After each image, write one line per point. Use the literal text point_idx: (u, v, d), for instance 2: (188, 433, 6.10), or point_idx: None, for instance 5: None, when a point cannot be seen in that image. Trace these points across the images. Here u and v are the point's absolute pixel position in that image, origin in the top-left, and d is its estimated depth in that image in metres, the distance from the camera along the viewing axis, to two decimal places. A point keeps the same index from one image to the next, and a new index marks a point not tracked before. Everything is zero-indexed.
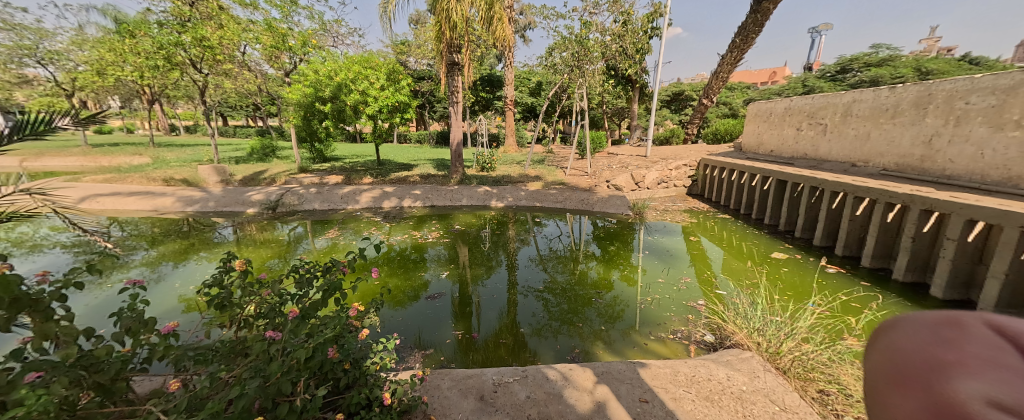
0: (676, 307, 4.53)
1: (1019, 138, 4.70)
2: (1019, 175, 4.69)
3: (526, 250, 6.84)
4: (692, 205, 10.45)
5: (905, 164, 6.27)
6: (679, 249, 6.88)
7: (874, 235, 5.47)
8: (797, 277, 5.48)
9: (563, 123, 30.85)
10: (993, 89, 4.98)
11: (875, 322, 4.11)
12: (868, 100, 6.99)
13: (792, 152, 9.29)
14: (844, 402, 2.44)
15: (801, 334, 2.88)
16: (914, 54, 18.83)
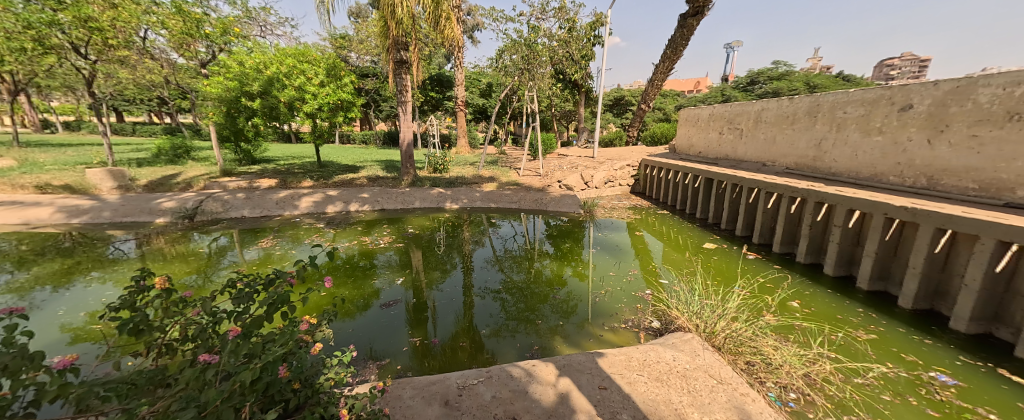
0: (626, 298, 4.83)
1: (881, 142, 5.78)
2: (882, 172, 5.74)
3: (482, 251, 6.82)
4: (635, 202, 11.20)
5: (802, 163, 7.36)
6: (625, 244, 7.34)
7: (782, 225, 6.34)
8: (725, 265, 6.15)
9: (514, 125, 31.29)
10: (862, 101, 6.04)
11: (786, 299, 4.78)
12: (774, 108, 8.08)
13: (717, 153, 10.41)
14: (765, 369, 2.83)
15: (730, 314, 3.24)
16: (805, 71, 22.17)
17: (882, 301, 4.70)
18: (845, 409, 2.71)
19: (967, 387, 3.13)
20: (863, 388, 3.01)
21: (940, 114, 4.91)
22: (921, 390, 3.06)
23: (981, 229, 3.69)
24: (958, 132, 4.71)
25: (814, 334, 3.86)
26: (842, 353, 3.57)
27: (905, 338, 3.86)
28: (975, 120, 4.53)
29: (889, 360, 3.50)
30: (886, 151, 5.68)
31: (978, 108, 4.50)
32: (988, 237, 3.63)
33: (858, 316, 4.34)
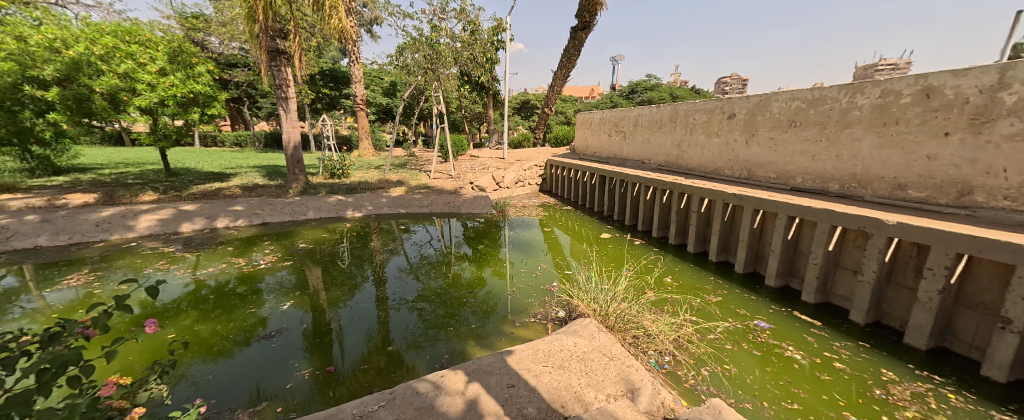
0: (536, 292, 5.08)
1: (718, 143, 7.25)
2: (720, 167, 7.21)
3: (397, 259, 6.41)
4: (543, 200, 11.85)
5: (668, 161, 8.80)
6: (536, 240, 7.72)
7: (659, 213, 7.49)
8: (618, 251, 6.98)
9: (423, 126, 30.17)
10: (705, 110, 7.51)
11: (662, 276, 5.68)
12: (648, 114, 9.47)
13: (607, 153, 11.72)
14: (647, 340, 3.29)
15: (619, 296, 3.68)
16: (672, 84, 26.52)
17: (725, 269, 5.94)
18: (702, 362, 3.38)
19: (777, 328, 4.17)
20: (714, 342, 3.80)
21: (752, 121, 6.40)
22: (750, 336, 3.97)
23: (779, 208, 4.95)
24: (764, 135, 6.22)
25: (681, 303, 4.69)
26: (701, 316, 4.41)
27: (740, 297, 4.95)
28: (772, 126, 6.03)
29: (730, 316, 4.44)
30: (722, 150, 7.15)
31: (774, 117, 6.01)
32: (784, 213, 4.89)
33: (711, 284, 5.40)
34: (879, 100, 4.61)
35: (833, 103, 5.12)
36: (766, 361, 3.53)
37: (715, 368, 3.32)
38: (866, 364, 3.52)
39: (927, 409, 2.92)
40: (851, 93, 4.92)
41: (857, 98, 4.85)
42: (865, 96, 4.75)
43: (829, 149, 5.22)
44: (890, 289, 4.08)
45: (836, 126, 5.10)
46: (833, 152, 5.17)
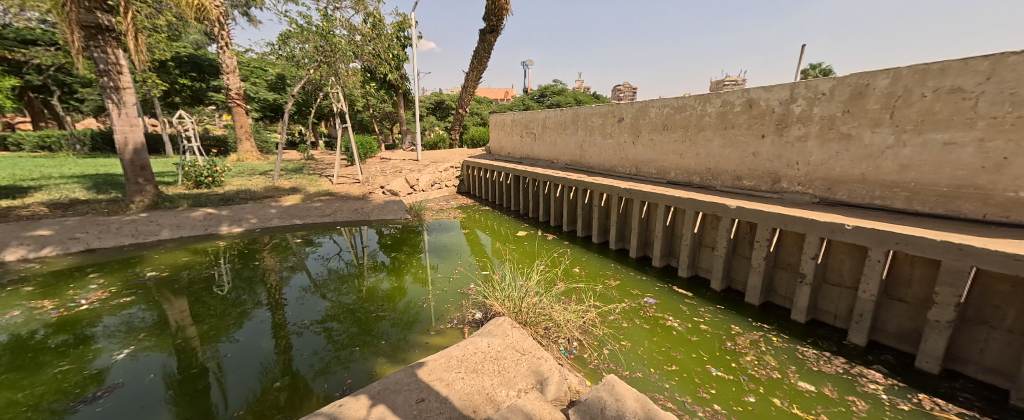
0: (453, 297, 4.97)
1: (612, 144, 8.10)
2: (615, 165, 8.07)
3: (300, 276, 5.61)
4: (460, 202, 11.67)
5: (573, 160, 9.52)
6: (454, 243, 7.56)
7: (567, 209, 8.07)
8: (532, 247, 7.31)
9: (324, 126, 27.12)
10: (600, 113, 8.33)
11: (571, 266, 6.16)
12: (553, 116, 10.08)
13: (520, 154, 12.13)
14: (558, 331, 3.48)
15: (531, 291, 3.85)
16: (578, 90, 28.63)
17: (622, 255, 6.73)
18: (603, 343, 3.84)
19: (661, 302, 4.88)
20: (612, 323, 4.30)
21: (637, 124, 7.33)
22: (641, 312, 4.59)
23: (660, 199, 5.79)
24: (646, 136, 7.17)
25: (587, 290, 5.16)
26: (603, 300, 4.91)
27: (634, 279, 5.67)
28: (652, 128, 7.00)
29: (626, 297, 5.05)
30: (615, 150, 8.02)
31: (652, 121, 6.97)
32: (662, 204, 5.75)
33: (612, 270, 6.04)
34: (721, 108, 5.74)
35: (693, 110, 6.19)
36: (652, 333, 4.13)
37: (614, 346, 3.80)
38: (721, 323, 4.36)
39: (760, 352, 3.77)
40: (703, 102, 6.02)
41: (709, 107, 5.94)
42: (713, 104, 5.86)
43: (692, 148, 6.28)
44: (736, 260, 5.13)
45: (696, 129, 6.17)
46: (695, 151, 6.23)
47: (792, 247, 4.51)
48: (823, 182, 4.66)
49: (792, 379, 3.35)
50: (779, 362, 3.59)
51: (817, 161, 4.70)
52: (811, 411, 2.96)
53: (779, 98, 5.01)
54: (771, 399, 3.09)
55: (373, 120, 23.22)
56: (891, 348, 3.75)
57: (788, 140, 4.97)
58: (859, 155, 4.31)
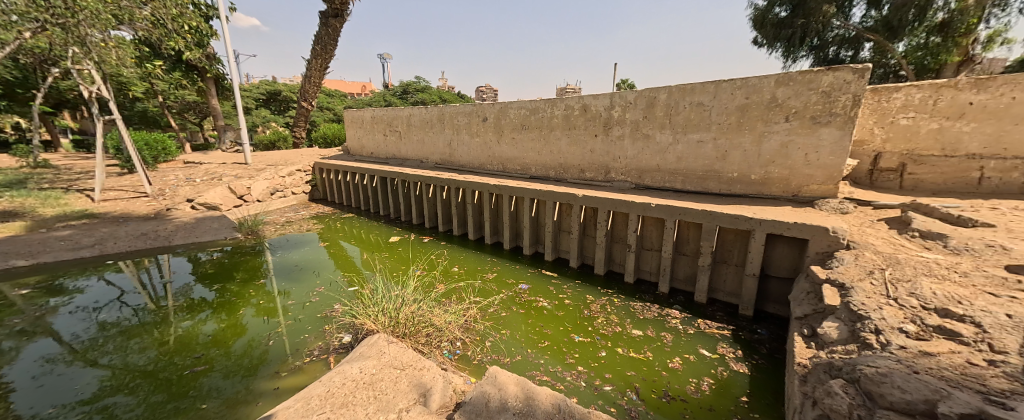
0: (311, 324, 4.27)
1: (478, 142, 8.35)
2: (483, 163, 8.33)
3: (40, 345, 3.81)
4: (315, 211, 10.08)
5: (442, 159, 9.39)
6: (309, 261, 6.45)
7: (440, 209, 7.97)
8: (407, 252, 6.93)
9: (82, 119, 19.10)
10: (465, 113, 8.47)
11: (449, 266, 6.14)
12: (418, 114, 9.72)
13: (384, 154, 11.25)
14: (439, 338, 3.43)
15: (408, 300, 3.63)
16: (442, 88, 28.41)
17: (497, 248, 7.09)
18: (485, 336, 4.01)
19: (532, 287, 5.36)
20: (491, 315, 4.50)
21: (499, 124, 7.76)
22: (517, 299, 4.94)
23: (524, 192, 6.33)
24: (508, 135, 7.67)
25: (464, 288, 5.22)
26: (482, 295, 5.07)
27: (509, 269, 6.06)
28: (513, 128, 7.53)
29: (502, 287, 5.34)
30: (481, 149, 8.30)
31: (512, 121, 7.50)
32: (527, 196, 6.29)
33: (487, 264, 6.28)
34: (565, 111, 6.62)
35: (544, 112, 6.93)
36: (527, 316, 4.52)
37: (495, 337, 4.00)
38: (579, 295, 5.09)
39: (607, 313, 4.57)
40: (551, 106, 6.81)
41: (556, 108, 6.75)
42: (558, 108, 6.70)
43: (546, 146, 7.05)
44: (585, 240, 6.05)
45: (548, 129, 6.96)
46: (549, 148, 7.01)
47: (622, 224, 5.60)
48: (636, 172, 5.98)
49: (629, 330, 4.18)
50: (621, 318, 4.42)
51: (632, 156, 5.97)
52: (641, 351, 3.76)
53: (604, 104, 6.10)
54: (616, 350, 3.78)
55: (174, 112, 17.64)
56: (683, 290, 5.12)
57: (612, 139, 6.13)
58: (648, 149, 5.79)
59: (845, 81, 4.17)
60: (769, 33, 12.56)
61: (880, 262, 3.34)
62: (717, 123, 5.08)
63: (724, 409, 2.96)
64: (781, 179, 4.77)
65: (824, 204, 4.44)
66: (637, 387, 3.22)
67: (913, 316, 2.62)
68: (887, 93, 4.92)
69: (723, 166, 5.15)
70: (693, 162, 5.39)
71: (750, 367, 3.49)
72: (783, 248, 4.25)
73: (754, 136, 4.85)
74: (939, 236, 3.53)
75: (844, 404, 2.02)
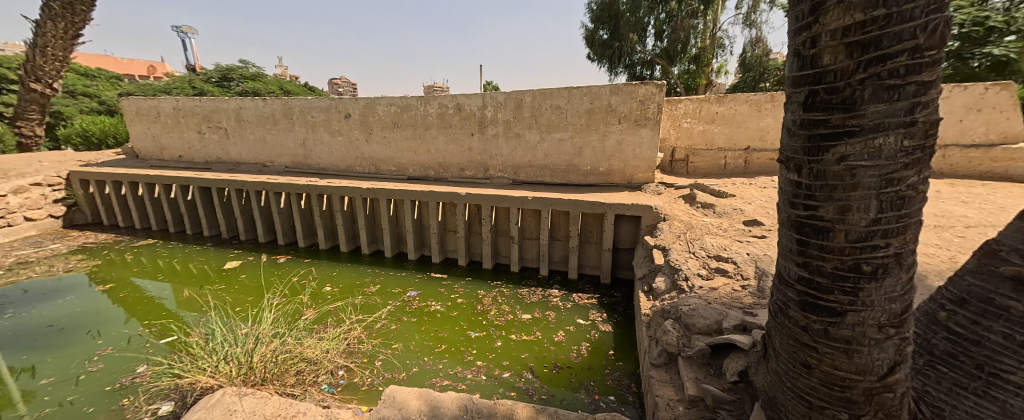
0: (99, 400, 3.19)
1: (341, 141, 7.37)
2: (351, 164, 7.43)
3: None
4: (80, 243, 7.29)
5: (296, 162, 7.78)
6: (75, 316, 4.66)
7: (299, 220, 6.86)
8: (255, 279, 5.72)
9: None
10: (321, 108, 7.28)
11: (321, 286, 5.41)
12: (252, 107, 7.69)
13: (202, 158, 8.49)
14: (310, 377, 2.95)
15: (266, 337, 2.95)
16: (282, 77, 23.93)
17: (378, 257, 6.60)
18: (374, 356, 3.70)
19: (422, 292, 5.22)
20: (380, 331, 4.19)
21: (366, 121, 7.08)
22: (407, 308, 4.74)
23: (403, 195, 6.05)
24: (378, 134, 7.10)
25: (343, 307, 4.67)
26: (365, 311, 4.65)
27: (394, 278, 5.72)
28: (382, 126, 7.02)
29: (388, 298, 5.02)
30: (347, 148, 7.36)
31: (381, 118, 6.98)
32: (408, 199, 6.04)
33: (368, 276, 5.79)
34: (439, 110, 6.60)
35: (416, 110, 6.72)
36: (418, 324, 4.38)
37: (386, 353, 3.75)
38: (470, 292, 5.23)
39: (499, 304, 4.85)
40: (423, 103, 6.66)
41: (429, 107, 6.65)
42: (432, 106, 6.62)
43: (422, 145, 6.88)
44: (472, 237, 6.23)
45: (422, 128, 6.79)
46: (425, 148, 6.87)
47: (504, 219, 5.97)
48: (512, 169, 6.46)
49: (519, 315, 4.54)
50: (511, 306, 4.76)
51: (506, 153, 6.41)
52: (532, 332, 4.15)
53: (477, 104, 6.34)
54: (510, 337, 4.07)
55: None
56: (560, 270, 5.83)
57: (487, 138, 6.45)
58: (514, 147, 6.36)
59: (652, 93, 5.44)
60: (597, 50, 15.18)
61: (683, 228, 4.56)
62: (573, 124, 5.94)
63: (599, 365, 3.56)
64: (619, 170, 5.92)
65: (649, 187, 5.75)
66: (532, 366, 3.56)
67: (704, 262, 3.71)
68: (673, 105, 6.66)
69: (580, 161, 6.07)
70: (557, 158, 6.17)
71: (612, 325, 4.28)
72: (627, 225, 5.29)
73: (599, 135, 5.86)
74: (712, 204, 5.00)
75: (673, 338, 2.70)
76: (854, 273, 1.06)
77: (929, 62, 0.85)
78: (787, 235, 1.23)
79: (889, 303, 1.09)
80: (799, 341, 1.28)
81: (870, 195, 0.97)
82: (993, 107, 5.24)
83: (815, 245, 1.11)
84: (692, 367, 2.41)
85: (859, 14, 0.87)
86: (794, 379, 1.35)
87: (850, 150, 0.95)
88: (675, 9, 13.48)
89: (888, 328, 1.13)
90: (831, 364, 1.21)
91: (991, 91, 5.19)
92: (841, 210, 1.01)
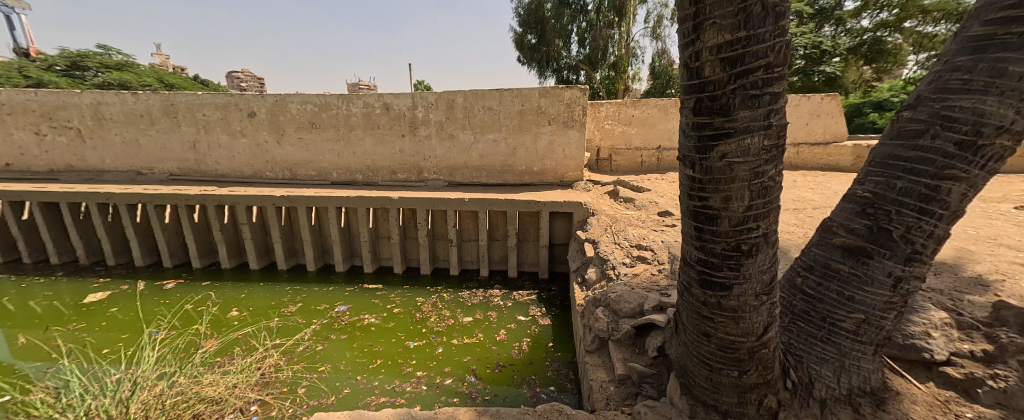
0: None
1: (246, 144, 6.49)
2: (259, 169, 6.61)
3: None
4: None
5: (184, 168, 6.65)
6: None
7: (192, 237, 5.88)
8: (132, 312, 4.74)
9: None
10: (215, 105, 6.30)
11: (226, 312, 4.70)
12: (116, 103, 6.33)
13: (43, 165, 6.74)
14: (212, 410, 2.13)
15: (146, 374, 2.10)
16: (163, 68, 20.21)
17: (298, 272, 5.97)
18: (296, 383, 3.32)
19: (353, 306, 4.86)
20: (303, 354, 3.80)
21: (277, 121, 6.33)
22: (335, 326, 4.36)
23: (326, 202, 5.56)
24: (292, 135, 6.41)
25: (255, 334, 4.12)
26: (284, 335, 4.16)
27: (319, 293, 5.23)
28: (297, 127, 6.34)
29: (312, 317, 4.57)
30: (254, 152, 6.52)
31: (295, 118, 6.30)
32: (332, 205, 5.57)
33: (287, 294, 5.21)
34: (364, 110, 6.19)
35: (338, 110, 6.21)
36: (349, 341, 4.07)
37: (311, 378, 3.42)
38: (408, 300, 5.02)
39: (439, 309, 4.73)
40: (346, 102, 6.19)
41: (351, 106, 6.20)
42: (356, 105, 6.17)
43: (347, 147, 6.40)
44: (407, 242, 5.98)
45: (346, 129, 6.31)
46: (351, 150, 6.40)
47: (441, 221, 5.85)
48: (447, 170, 6.35)
49: (460, 319, 4.49)
50: (451, 311, 4.68)
51: (440, 155, 6.28)
52: (473, 335, 4.13)
53: (406, 104, 6.09)
54: (451, 342, 4.00)
55: None
56: (499, 269, 5.90)
57: (420, 139, 6.24)
58: (445, 149, 6.25)
59: (577, 96, 5.79)
60: (526, 54, 15.63)
61: (610, 221, 4.94)
62: (506, 125, 6.04)
63: (540, 358, 3.69)
64: (552, 169, 6.19)
65: (580, 184, 6.12)
66: (475, 368, 3.55)
67: (627, 252, 4.07)
68: (596, 108, 7.16)
69: (515, 161, 6.21)
70: (493, 159, 6.23)
71: (551, 318, 4.48)
72: (560, 221, 5.54)
73: (531, 136, 6.06)
74: (633, 199, 5.49)
75: (604, 324, 2.91)
76: (736, 252, 1.26)
77: (778, 77, 1.05)
78: (687, 224, 1.40)
79: (762, 274, 1.32)
80: (701, 314, 1.48)
81: (744, 186, 1.16)
82: (828, 114, 6.58)
83: (708, 230, 1.29)
84: (620, 349, 2.62)
85: (728, 34, 1.00)
86: (699, 347, 1.56)
87: (728, 149, 1.12)
88: (595, 19, 14.49)
89: (762, 296, 1.36)
90: (724, 330, 1.43)
91: (824, 102, 6.53)
92: (725, 199, 1.19)
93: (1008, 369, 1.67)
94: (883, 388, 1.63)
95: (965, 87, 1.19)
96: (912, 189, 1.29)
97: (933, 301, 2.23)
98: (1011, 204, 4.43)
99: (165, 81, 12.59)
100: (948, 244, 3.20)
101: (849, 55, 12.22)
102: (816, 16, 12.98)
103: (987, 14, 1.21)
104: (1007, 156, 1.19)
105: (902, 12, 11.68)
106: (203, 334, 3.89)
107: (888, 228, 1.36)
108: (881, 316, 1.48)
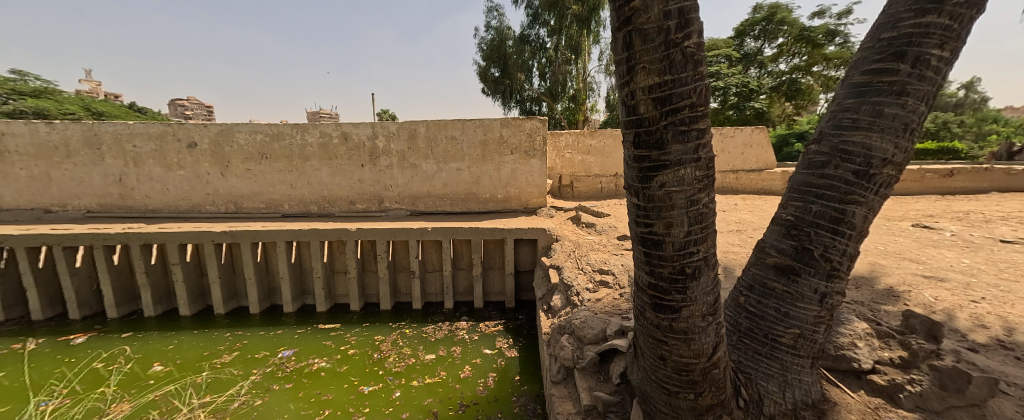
0: None
1: (184, 176, 5.98)
2: (198, 203, 6.08)
3: None
4: None
5: (104, 204, 5.96)
6: None
7: (107, 282, 5.18)
8: (21, 378, 3.99)
9: None
10: (148, 135, 5.81)
11: (145, 369, 4.09)
12: (24, 134, 5.64)
13: None
14: None
15: None
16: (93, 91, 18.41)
17: (238, 316, 5.40)
18: None
19: (300, 350, 4.45)
20: (238, 411, 3.36)
21: (222, 151, 5.92)
22: (278, 374, 3.95)
23: (274, 236, 5.16)
24: (238, 166, 6.01)
25: (178, 392, 3.60)
26: (214, 391, 3.67)
27: (262, 339, 4.73)
28: (245, 158, 5.97)
29: (251, 367, 4.09)
30: (192, 184, 6.02)
31: (242, 148, 5.94)
32: (281, 240, 5.18)
33: (223, 343, 4.65)
34: (321, 139, 5.97)
35: (291, 139, 5.94)
36: (292, 392, 3.66)
37: None
38: (366, 339, 4.69)
39: (399, 348, 4.45)
40: (301, 132, 5.95)
41: (306, 135, 5.95)
42: (311, 135, 5.94)
43: (300, 178, 6.10)
44: (366, 276, 5.67)
45: (300, 159, 6.03)
46: (305, 180, 6.10)
47: (402, 252, 5.63)
48: (409, 200, 6.22)
49: (421, 357, 4.24)
50: (413, 348, 4.42)
51: (402, 184, 6.16)
52: (435, 373, 3.91)
53: (366, 134, 5.98)
54: (411, 384, 3.74)
55: None
56: (465, 301, 5.73)
57: (380, 169, 6.10)
58: (408, 178, 6.15)
59: (538, 127, 5.99)
60: (490, 86, 16.12)
61: (573, 246, 5.03)
62: (469, 154, 6.10)
63: (506, 393, 3.54)
64: (516, 196, 6.28)
65: (544, 211, 6.23)
66: (436, 411, 3.33)
67: (590, 277, 4.12)
68: (556, 138, 7.49)
69: (478, 189, 6.22)
70: (456, 187, 6.21)
71: (517, 349, 4.35)
72: (525, 248, 5.55)
73: (494, 165, 6.14)
74: (594, 224, 5.68)
75: (568, 353, 2.86)
76: (681, 275, 1.32)
77: (701, 115, 1.15)
78: (635, 249, 1.45)
79: (706, 296, 1.39)
80: (655, 338, 1.51)
81: (683, 213, 1.23)
82: (759, 145, 7.34)
83: (655, 255, 1.34)
84: (585, 377, 2.59)
85: (656, 77, 1.10)
86: (656, 371, 1.58)
87: (666, 179, 1.19)
88: (554, 55, 15.43)
89: (709, 317, 1.42)
90: (678, 353, 1.46)
91: (755, 133, 7.29)
92: (667, 225, 1.25)
93: (922, 373, 1.87)
94: (822, 400, 1.74)
95: (855, 125, 1.39)
96: (825, 212, 1.44)
97: (857, 312, 2.46)
98: (910, 221, 5.10)
99: (92, 109, 11.44)
100: (865, 259, 3.59)
101: (773, 93, 13.97)
102: (743, 59, 14.77)
103: (863, 65, 1.45)
104: (893, 183, 1.39)
105: (810, 58, 13.68)
106: (109, 399, 3.31)
107: (809, 248, 1.50)
108: (812, 330, 1.61)
